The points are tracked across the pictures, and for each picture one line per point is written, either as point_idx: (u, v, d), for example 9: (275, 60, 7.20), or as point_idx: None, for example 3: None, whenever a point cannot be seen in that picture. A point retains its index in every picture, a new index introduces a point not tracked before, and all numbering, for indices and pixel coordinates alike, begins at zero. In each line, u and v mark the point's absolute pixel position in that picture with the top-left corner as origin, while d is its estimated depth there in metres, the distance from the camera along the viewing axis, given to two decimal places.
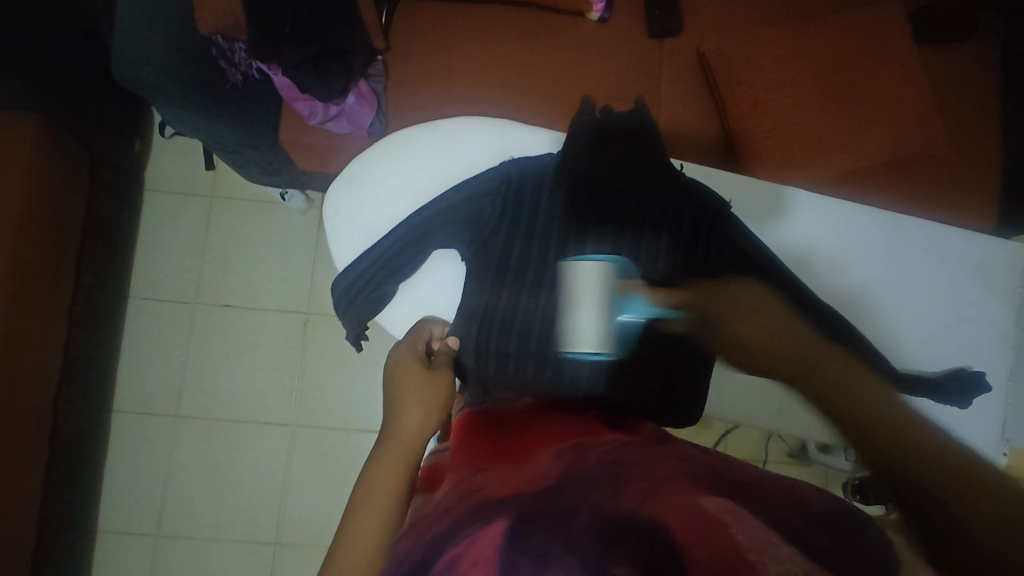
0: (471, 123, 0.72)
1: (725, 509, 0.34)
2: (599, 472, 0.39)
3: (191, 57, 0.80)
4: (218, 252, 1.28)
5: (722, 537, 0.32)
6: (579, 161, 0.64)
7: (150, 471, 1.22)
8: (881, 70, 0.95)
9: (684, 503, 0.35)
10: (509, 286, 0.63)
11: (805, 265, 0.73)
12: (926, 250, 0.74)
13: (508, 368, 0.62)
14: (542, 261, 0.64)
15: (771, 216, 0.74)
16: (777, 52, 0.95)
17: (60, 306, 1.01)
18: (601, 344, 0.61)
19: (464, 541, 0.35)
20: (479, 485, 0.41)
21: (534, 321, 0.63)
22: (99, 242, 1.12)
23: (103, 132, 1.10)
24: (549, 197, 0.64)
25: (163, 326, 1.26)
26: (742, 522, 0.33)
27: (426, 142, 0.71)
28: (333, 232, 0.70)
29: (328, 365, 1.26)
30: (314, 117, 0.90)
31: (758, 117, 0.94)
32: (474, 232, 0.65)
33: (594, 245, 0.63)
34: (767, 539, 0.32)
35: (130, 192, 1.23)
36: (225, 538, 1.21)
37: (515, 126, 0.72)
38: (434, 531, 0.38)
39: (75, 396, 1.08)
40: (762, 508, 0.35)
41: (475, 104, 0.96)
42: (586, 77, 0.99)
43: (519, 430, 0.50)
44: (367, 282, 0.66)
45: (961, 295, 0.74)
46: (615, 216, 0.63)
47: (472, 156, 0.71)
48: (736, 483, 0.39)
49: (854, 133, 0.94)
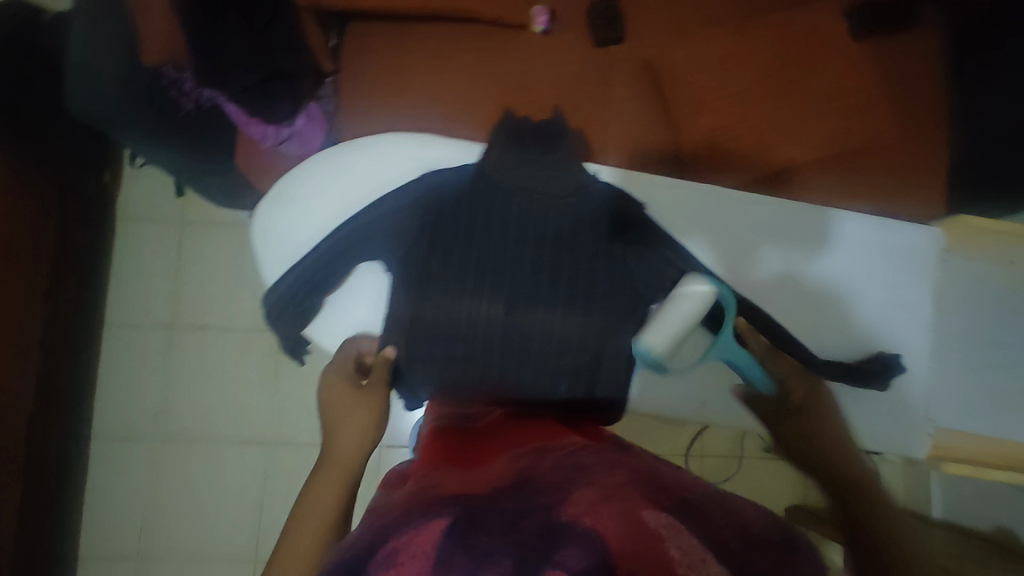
0: (393, 138, 0.74)
1: (664, 521, 0.38)
2: (551, 480, 0.44)
3: (142, 89, 0.81)
4: (192, 276, 1.30)
5: (658, 551, 0.34)
6: (491, 168, 0.67)
7: (129, 495, 1.23)
8: (819, 67, 0.97)
9: (629, 513, 0.38)
10: (434, 291, 0.62)
11: (825, 303, 0.75)
12: (861, 244, 0.76)
13: (439, 372, 0.63)
14: (465, 269, 0.62)
15: (696, 217, 0.75)
16: (715, 54, 0.98)
17: (32, 337, 1.04)
18: (527, 345, 0.60)
19: (405, 534, 0.38)
20: (435, 485, 0.45)
21: (461, 326, 0.61)
22: (72, 272, 1.16)
23: (69, 165, 1.13)
24: (469, 204, 0.66)
25: (139, 351, 1.28)
26: (679, 536, 0.36)
27: (349, 159, 0.74)
28: (263, 248, 0.73)
29: (303, 382, 1.28)
30: (267, 139, 0.94)
31: (699, 119, 0.97)
32: (403, 240, 0.66)
33: (519, 248, 0.63)
34: (699, 555, 0.35)
35: (99, 221, 1.26)
36: (206, 558, 1.22)
37: (433, 138, 0.74)
38: (382, 525, 0.41)
39: (52, 423, 1.11)
40: (703, 530, 0.40)
41: (424, 119, 0.99)
42: (532, 87, 1.02)
43: (482, 442, 0.54)
44: (293, 298, 0.68)
45: (893, 284, 0.76)
46: (536, 221, 0.64)
47: (393, 170, 0.73)
48: (677, 497, 0.44)
49: (795, 129, 0.96)
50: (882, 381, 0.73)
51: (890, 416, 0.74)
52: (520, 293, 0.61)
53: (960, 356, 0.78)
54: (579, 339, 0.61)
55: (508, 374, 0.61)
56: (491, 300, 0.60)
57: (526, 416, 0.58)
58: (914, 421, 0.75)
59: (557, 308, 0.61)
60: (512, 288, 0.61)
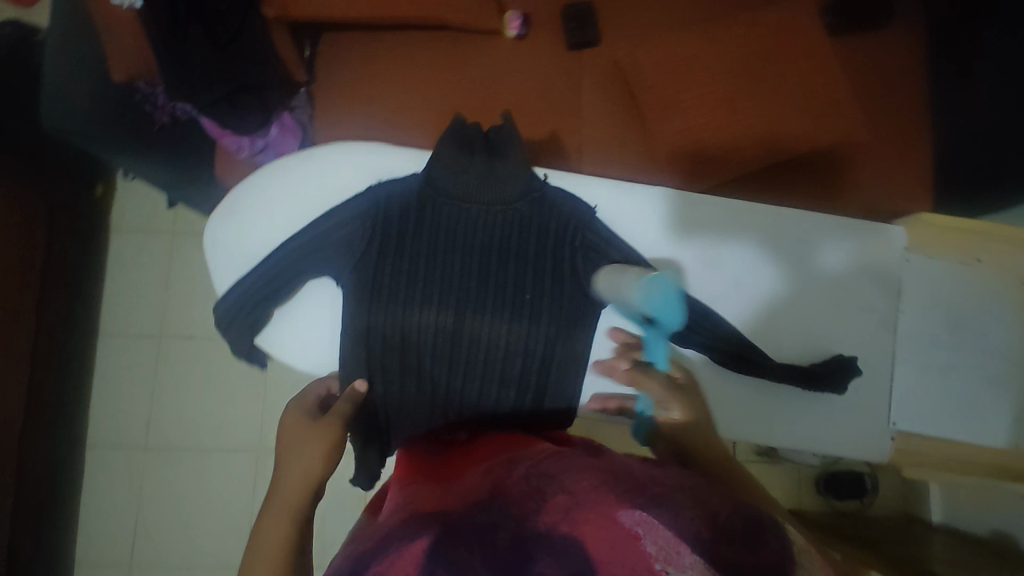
0: (344, 147, 0.74)
1: (640, 520, 0.38)
2: (522, 489, 0.45)
3: (115, 103, 0.85)
4: (183, 285, 1.32)
5: (633, 551, 0.36)
6: (438, 177, 0.68)
7: (122, 504, 1.25)
8: (793, 64, 0.96)
9: (605, 516, 0.38)
10: (385, 301, 0.66)
11: (881, 317, 0.75)
12: (863, 257, 0.75)
13: (394, 387, 0.67)
14: (414, 277, 0.66)
15: (710, 228, 0.75)
16: (686, 54, 0.97)
17: (21, 348, 1.06)
18: (471, 350, 0.65)
19: (391, 556, 0.42)
20: (412, 503, 0.48)
21: (413, 335, 0.65)
22: (62, 283, 1.18)
23: (59, 179, 1.15)
24: (418, 216, 0.68)
25: (131, 361, 1.30)
26: (654, 532, 0.37)
27: (302, 168, 0.74)
28: (215, 260, 0.73)
29: (289, 389, 1.29)
30: (243, 150, 0.95)
31: (671, 121, 0.97)
32: (353, 248, 0.67)
33: (464, 258, 0.67)
34: (675, 548, 0.36)
35: (91, 233, 1.28)
36: (197, 565, 1.23)
37: (386, 149, 0.74)
38: (366, 550, 0.45)
39: (42, 433, 1.13)
40: (676, 518, 0.38)
41: (396, 126, 0.99)
42: (506, 91, 1.02)
43: (453, 453, 0.57)
44: (241, 307, 0.69)
45: (852, 286, 0.75)
46: (483, 229, 0.68)
47: (343, 180, 0.74)
48: (645, 479, 0.43)
49: (771, 128, 0.94)
50: (841, 384, 0.72)
51: (842, 417, 0.74)
52: (466, 300, 0.66)
53: (929, 360, 0.75)
54: (520, 344, 0.66)
55: (456, 378, 0.66)
56: (439, 309, 0.65)
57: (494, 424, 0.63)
58: (874, 423, 0.74)
59: (500, 314, 0.66)
60: (457, 297, 0.66)
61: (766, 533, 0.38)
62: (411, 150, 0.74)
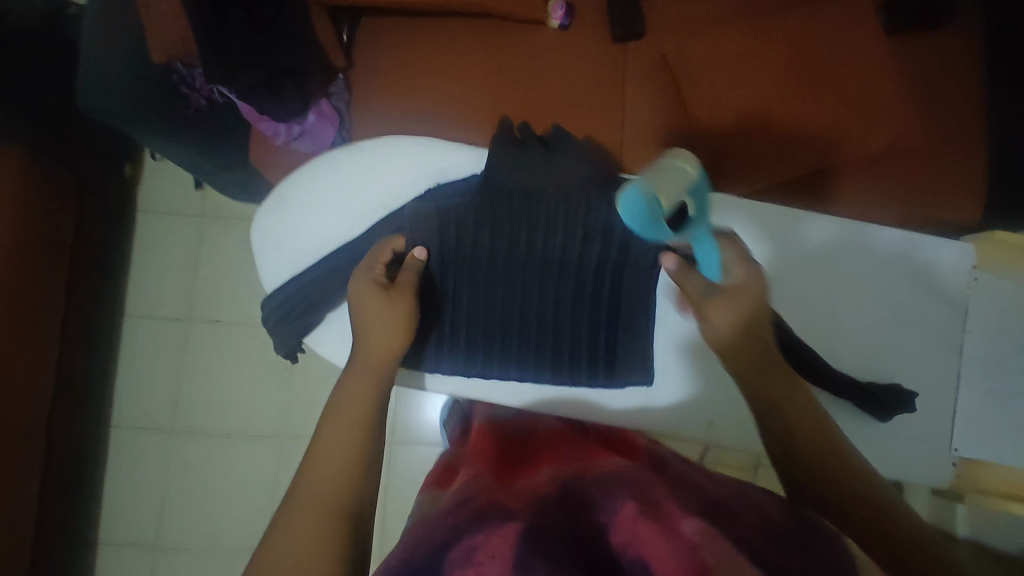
0: (392, 141, 0.74)
1: (701, 528, 0.42)
2: (592, 488, 0.52)
3: (153, 85, 0.83)
4: (211, 268, 1.32)
5: (692, 560, 0.40)
6: (499, 170, 0.69)
7: (148, 484, 1.26)
8: (851, 62, 0.93)
9: (666, 526, 0.43)
10: (453, 277, 0.71)
11: (943, 338, 0.73)
12: (932, 272, 0.74)
13: (464, 361, 0.72)
14: (492, 262, 0.70)
15: (786, 238, 0.74)
16: (740, 50, 0.95)
17: (51, 326, 1.06)
18: (530, 326, 0.72)
19: (480, 535, 0.47)
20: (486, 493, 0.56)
21: (481, 310, 0.72)
22: (91, 263, 1.18)
23: (91, 159, 1.14)
24: (478, 206, 0.69)
25: (158, 342, 1.30)
26: (713, 543, 0.40)
27: (356, 162, 0.75)
28: (262, 253, 0.76)
29: (315, 377, 1.29)
30: (279, 136, 0.94)
31: (719, 119, 0.94)
32: (429, 230, 0.69)
33: (521, 245, 0.70)
34: (734, 560, 0.39)
35: (120, 214, 1.28)
36: (220, 547, 1.24)
37: (435, 144, 0.75)
38: (448, 524, 0.51)
39: (71, 412, 1.13)
40: (732, 530, 0.43)
41: (437, 119, 0.97)
42: (548, 83, 0.99)
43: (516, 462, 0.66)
44: (295, 308, 0.71)
45: (919, 302, 0.73)
46: (548, 220, 0.69)
47: (395, 178, 0.74)
48: (702, 491, 0.49)
49: (823, 129, 0.92)
50: (891, 411, 0.70)
51: (900, 440, 0.72)
52: (526, 283, 0.71)
53: (981, 379, 0.73)
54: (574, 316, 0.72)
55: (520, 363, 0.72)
56: (501, 289, 0.71)
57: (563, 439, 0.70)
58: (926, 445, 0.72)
59: (558, 294, 0.71)
60: (517, 281, 0.71)
61: (811, 538, 0.43)
62: (464, 148, 0.74)
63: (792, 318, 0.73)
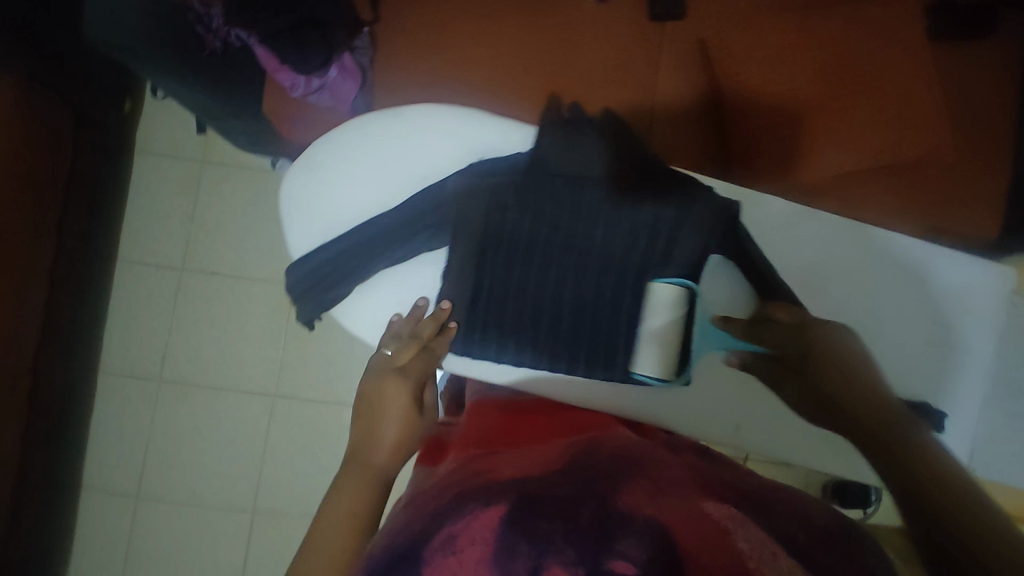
0: (431, 110, 0.78)
1: (727, 514, 0.47)
2: (606, 464, 0.54)
3: (160, 20, 0.80)
4: (208, 219, 1.28)
5: (725, 543, 0.42)
6: (545, 155, 0.73)
7: (133, 435, 1.24)
8: (890, 65, 0.90)
9: (690, 511, 0.46)
10: (490, 257, 0.72)
11: (971, 359, 0.74)
12: (966, 291, 0.74)
13: (492, 347, 0.72)
14: (529, 245, 0.73)
15: (827, 244, 0.75)
16: (783, 44, 0.91)
17: (41, 268, 1.01)
18: (565, 312, 0.73)
19: (462, 521, 0.45)
20: (485, 469, 0.53)
21: (516, 289, 0.73)
22: (84, 203, 1.12)
23: (88, 93, 1.08)
24: (520, 185, 0.72)
25: (150, 291, 1.27)
26: (745, 531, 0.44)
27: (387, 127, 0.78)
28: (293, 216, 0.78)
29: (312, 339, 1.27)
30: (297, 89, 0.88)
31: (754, 116, 0.91)
32: (474, 204, 0.72)
33: (560, 228, 0.72)
34: (769, 551, 0.42)
35: (118, 153, 1.22)
36: (204, 503, 1.23)
37: (474, 117, 0.78)
38: (433, 510, 0.48)
39: (57, 357, 1.09)
40: (770, 522, 0.47)
41: (462, 83, 0.93)
42: (580, 58, 0.96)
43: (520, 421, 0.65)
44: (326, 276, 0.75)
45: (951, 321, 0.74)
46: (591, 203, 0.71)
47: (436, 149, 0.77)
48: (743, 492, 0.53)
49: (858, 135, 0.90)
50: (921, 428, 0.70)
51: None
52: (562, 266, 0.73)
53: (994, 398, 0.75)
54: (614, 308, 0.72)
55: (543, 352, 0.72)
56: (538, 272, 0.73)
57: (569, 406, 0.71)
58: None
59: (595, 280, 0.72)
60: (554, 263, 0.73)
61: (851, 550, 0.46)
62: (501, 121, 0.77)
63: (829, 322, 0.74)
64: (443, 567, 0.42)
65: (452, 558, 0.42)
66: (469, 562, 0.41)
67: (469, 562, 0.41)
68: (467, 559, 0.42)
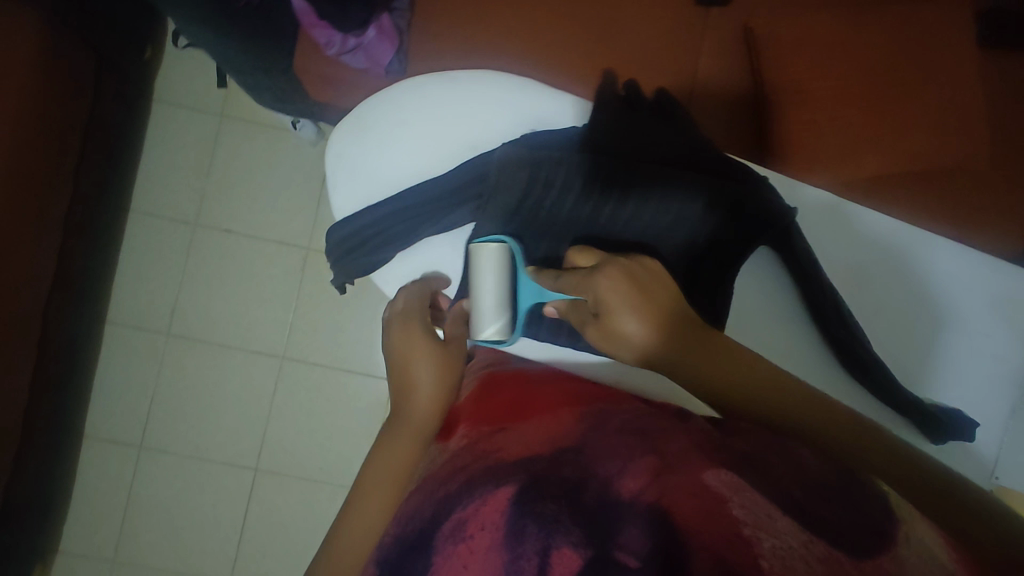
0: (488, 76, 0.77)
1: (725, 481, 0.40)
2: (619, 440, 0.49)
3: None
4: (224, 174, 1.26)
5: (722, 512, 0.37)
6: (597, 130, 0.75)
7: (139, 387, 1.23)
8: (940, 67, 0.88)
9: (691, 480, 0.41)
10: (529, 228, 0.73)
11: (1008, 372, 0.72)
12: (1007, 301, 0.73)
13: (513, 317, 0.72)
14: (571, 224, 0.73)
15: (869, 243, 0.75)
16: (830, 39, 0.89)
17: (56, 213, 0.99)
18: None
19: (471, 506, 0.44)
20: (496, 449, 0.50)
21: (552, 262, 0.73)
22: (102, 149, 1.10)
23: (112, 36, 1.05)
24: (568, 156, 0.73)
25: (161, 243, 1.25)
26: (742, 497, 0.39)
27: (443, 90, 0.77)
28: (335, 175, 0.78)
29: (324, 304, 1.26)
30: (332, 47, 0.87)
31: (797, 108, 0.89)
32: (520, 170, 0.71)
33: (603, 203, 0.72)
34: (766, 514, 0.37)
35: (138, 100, 1.20)
36: (206, 459, 1.23)
37: (528, 88, 0.77)
38: (443, 493, 0.47)
39: (68, 305, 1.08)
40: (771, 486, 0.41)
41: (499, 54, 0.92)
42: (621, 37, 0.94)
43: (527, 394, 0.62)
44: (366, 239, 0.76)
45: (992, 331, 0.73)
46: (640, 179, 0.72)
47: (489, 118, 0.77)
48: (738, 451, 0.46)
49: (901, 136, 0.87)
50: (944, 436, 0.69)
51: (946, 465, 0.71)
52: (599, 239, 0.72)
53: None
54: None
55: (572, 329, 0.72)
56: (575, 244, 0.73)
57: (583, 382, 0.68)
58: (971, 466, 0.70)
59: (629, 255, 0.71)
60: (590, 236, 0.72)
61: (861, 507, 0.40)
62: (554, 96, 0.78)
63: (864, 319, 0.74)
64: (454, 558, 0.42)
65: (462, 546, 0.42)
66: (479, 550, 0.41)
67: (479, 551, 0.41)
68: (477, 547, 0.41)
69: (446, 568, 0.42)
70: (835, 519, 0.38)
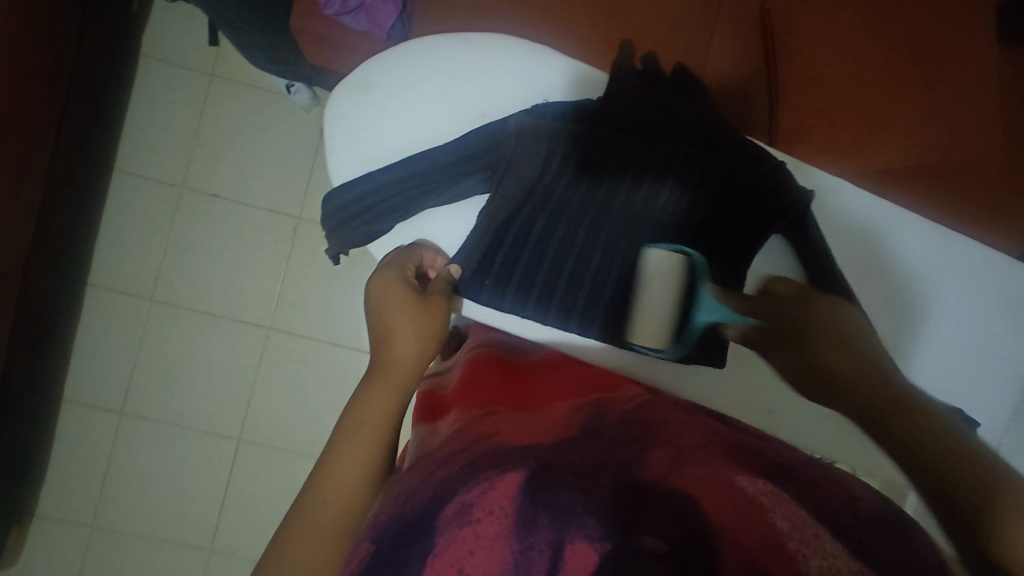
0: (496, 41, 0.75)
1: (764, 490, 0.40)
2: (626, 436, 0.47)
3: None
4: (213, 136, 1.22)
5: (760, 518, 0.37)
6: (610, 104, 0.71)
7: (120, 352, 1.20)
8: (957, 56, 0.85)
9: (722, 482, 0.41)
10: (530, 207, 0.71)
11: (1006, 370, 0.72)
12: (1009, 300, 0.73)
13: (504, 296, 0.72)
14: (585, 208, 0.72)
15: (877, 237, 0.73)
16: (847, 24, 0.86)
17: (37, 169, 0.94)
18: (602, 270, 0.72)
19: (477, 489, 0.40)
20: (494, 433, 0.48)
21: (552, 241, 0.72)
22: (86, 104, 1.05)
23: None
24: (575, 134, 0.69)
25: (147, 205, 1.21)
26: (782, 507, 0.38)
27: (453, 55, 0.75)
28: (333, 140, 0.75)
29: (315, 275, 1.23)
30: (332, 6, 0.83)
31: (809, 95, 0.87)
32: (530, 147, 0.68)
33: (609, 190, 0.71)
34: (812, 531, 0.37)
35: (125, 54, 1.15)
36: (188, 427, 1.21)
37: (539, 56, 0.75)
38: (441, 476, 0.44)
39: (48, 265, 1.04)
40: (812, 501, 0.40)
41: (505, 23, 0.88)
42: (633, 11, 0.90)
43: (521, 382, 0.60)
44: (362, 210, 0.73)
45: (993, 328, 0.72)
46: (654, 163, 0.69)
47: (499, 86, 0.74)
48: (778, 464, 0.46)
49: (914, 128, 0.85)
50: None
51: None
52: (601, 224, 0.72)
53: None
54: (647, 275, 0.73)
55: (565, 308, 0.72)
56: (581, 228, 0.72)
57: (571, 364, 0.68)
58: None
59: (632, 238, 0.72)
60: (592, 220, 0.72)
61: (904, 535, 0.39)
62: (564, 65, 0.75)
63: (870, 313, 0.72)
64: (457, 541, 0.38)
65: (467, 529, 0.38)
66: (486, 535, 0.38)
67: (486, 536, 0.38)
68: (484, 532, 0.38)
69: (451, 552, 0.38)
70: (884, 550, 0.37)
